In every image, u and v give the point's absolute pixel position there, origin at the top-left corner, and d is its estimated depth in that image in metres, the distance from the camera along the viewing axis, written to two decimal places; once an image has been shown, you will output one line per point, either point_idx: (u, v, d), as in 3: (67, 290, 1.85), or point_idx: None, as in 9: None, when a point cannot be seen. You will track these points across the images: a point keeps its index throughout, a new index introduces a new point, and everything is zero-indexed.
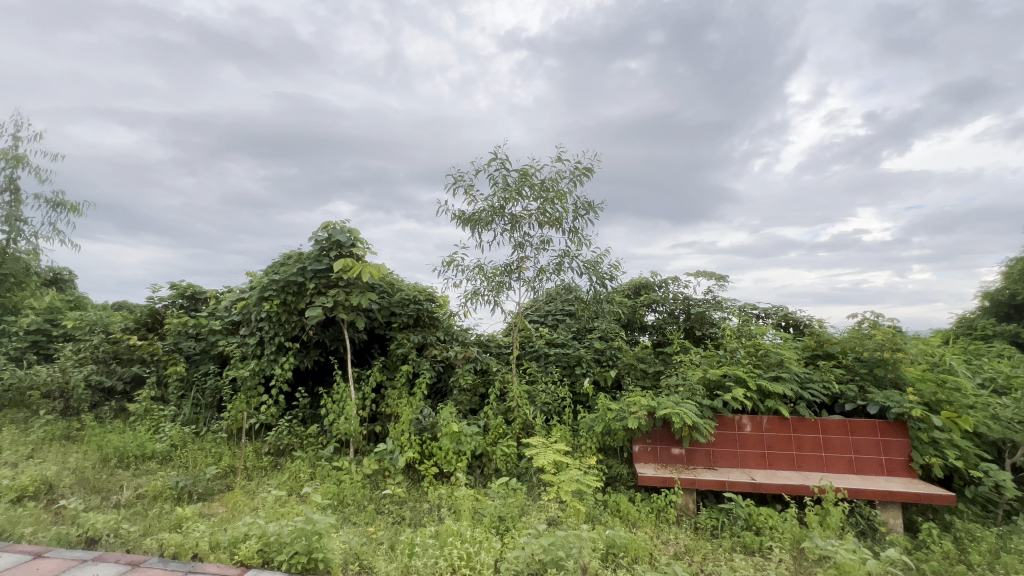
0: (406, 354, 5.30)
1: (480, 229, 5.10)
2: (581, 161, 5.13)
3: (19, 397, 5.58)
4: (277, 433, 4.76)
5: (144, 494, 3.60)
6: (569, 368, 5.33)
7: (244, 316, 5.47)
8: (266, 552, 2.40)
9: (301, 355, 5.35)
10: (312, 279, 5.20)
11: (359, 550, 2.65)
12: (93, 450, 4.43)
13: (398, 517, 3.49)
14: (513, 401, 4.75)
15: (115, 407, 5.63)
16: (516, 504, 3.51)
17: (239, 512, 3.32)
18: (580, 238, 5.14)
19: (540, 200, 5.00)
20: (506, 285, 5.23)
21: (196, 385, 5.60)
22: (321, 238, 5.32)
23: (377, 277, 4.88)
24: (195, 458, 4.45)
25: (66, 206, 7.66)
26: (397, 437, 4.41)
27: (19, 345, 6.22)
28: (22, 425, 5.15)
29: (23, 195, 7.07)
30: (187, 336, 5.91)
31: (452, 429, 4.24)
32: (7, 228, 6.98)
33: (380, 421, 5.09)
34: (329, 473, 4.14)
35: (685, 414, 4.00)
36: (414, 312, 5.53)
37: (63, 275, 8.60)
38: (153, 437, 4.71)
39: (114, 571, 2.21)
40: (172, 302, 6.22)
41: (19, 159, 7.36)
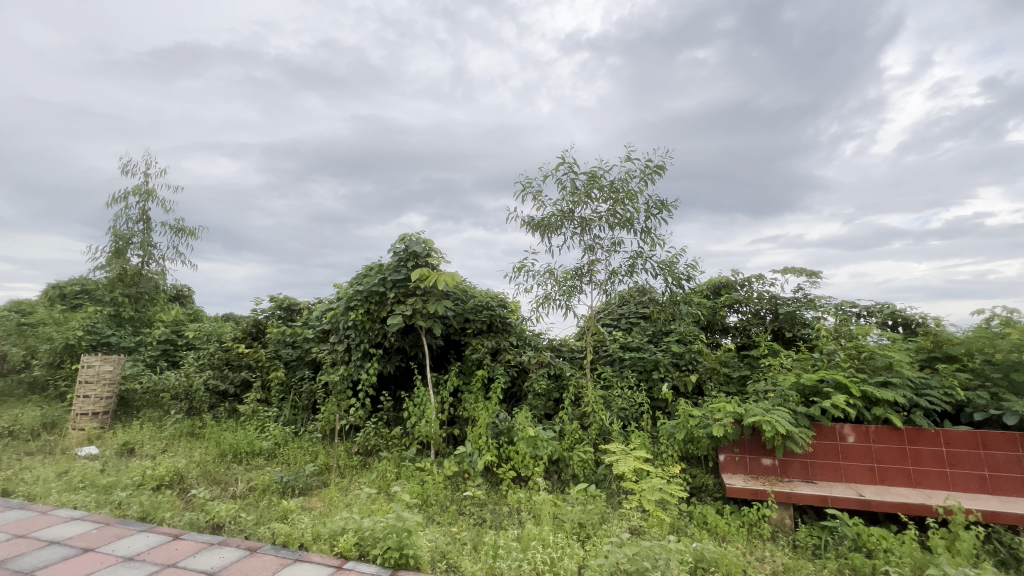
0: (481, 359, 5.45)
1: (550, 234, 5.12)
2: (652, 159, 4.98)
3: (155, 398, 6.44)
4: (365, 434, 5.08)
5: (255, 487, 4.00)
6: (645, 372, 5.17)
7: (333, 325, 5.90)
8: (362, 545, 2.56)
9: (384, 360, 5.67)
10: (392, 288, 5.50)
11: (444, 549, 2.75)
12: (212, 446, 5.00)
13: (479, 518, 3.58)
14: (588, 406, 4.71)
15: (229, 408, 6.30)
16: (596, 511, 3.46)
17: (334, 507, 3.58)
18: (653, 238, 4.98)
19: (610, 201, 4.92)
20: (578, 289, 5.19)
21: (294, 389, 6.15)
22: (398, 249, 5.63)
23: (452, 285, 5.06)
24: (295, 456, 4.87)
25: (186, 231, 8.77)
26: (475, 440, 4.53)
27: (152, 353, 7.19)
28: (158, 423, 5.92)
29: (153, 223, 8.20)
30: (285, 344, 6.58)
31: (528, 433, 4.26)
32: (142, 252, 8.13)
33: (458, 425, 5.25)
34: (413, 473, 4.34)
35: (777, 423, 3.72)
36: (487, 318, 5.70)
37: (184, 291, 9.85)
38: (260, 436, 5.21)
39: (236, 554, 2.48)
40: (272, 312, 6.90)
41: (149, 193, 8.55)
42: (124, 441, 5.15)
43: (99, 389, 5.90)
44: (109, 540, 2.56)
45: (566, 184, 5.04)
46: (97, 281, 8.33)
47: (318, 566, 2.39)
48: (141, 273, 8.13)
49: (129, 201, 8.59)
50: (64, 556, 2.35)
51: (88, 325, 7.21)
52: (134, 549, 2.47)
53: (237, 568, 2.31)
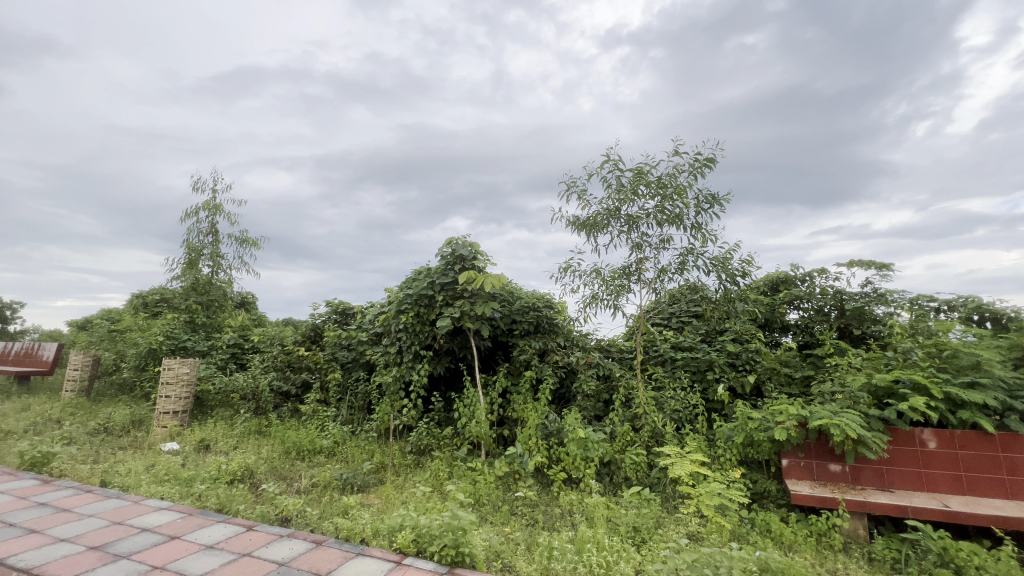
0: (529, 360, 5.45)
1: (597, 233, 5.05)
2: (701, 152, 4.82)
3: (226, 398, 6.91)
4: (418, 434, 5.22)
5: (318, 483, 4.20)
6: (699, 373, 4.99)
7: (385, 328, 6.11)
8: (420, 542, 2.63)
9: (434, 362, 5.79)
10: (440, 291, 5.62)
11: (498, 548, 2.77)
12: (278, 444, 5.30)
13: (532, 519, 3.59)
14: (639, 407, 4.60)
15: (291, 408, 6.63)
16: (650, 515, 3.37)
17: (391, 504, 3.70)
18: (704, 234, 4.81)
19: (658, 197, 4.80)
20: (626, 288, 5.10)
21: (350, 390, 6.41)
22: (446, 253, 5.75)
23: (498, 287, 5.10)
24: (353, 454, 5.07)
25: (249, 242, 9.37)
26: (526, 441, 4.54)
27: (223, 356, 7.72)
28: (229, 422, 6.35)
29: (220, 235, 8.82)
30: (341, 347, 6.86)
31: (578, 435, 4.22)
32: (212, 263, 8.77)
33: (508, 425, 5.29)
34: (465, 473, 4.41)
35: (848, 426, 3.48)
36: (534, 319, 5.72)
37: (248, 298, 10.52)
38: (320, 434, 5.47)
39: (304, 546, 2.61)
40: (328, 316, 7.24)
41: (216, 207, 9.20)
42: (200, 438, 5.56)
43: (178, 390, 6.39)
44: (192, 529, 2.77)
45: (612, 181, 4.96)
46: (174, 290, 9.06)
47: (378, 561, 2.48)
48: (211, 282, 8.77)
49: (199, 216, 9.29)
50: (154, 543, 2.57)
51: (168, 331, 7.86)
52: (214, 539, 2.66)
53: (306, 560, 2.44)
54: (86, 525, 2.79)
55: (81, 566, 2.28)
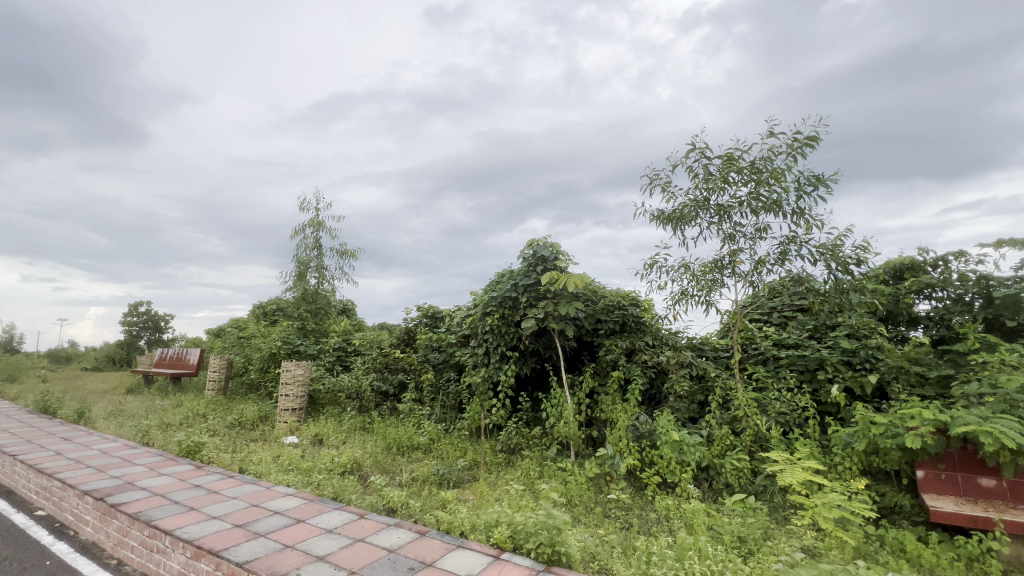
0: (616, 360, 5.34)
1: (684, 226, 4.82)
2: (800, 131, 4.40)
3: (335, 397, 7.61)
4: (508, 433, 5.35)
5: (417, 477, 4.47)
6: (808, 373, 4.54)
7: (472, 330, 6.33)
8: (516, 538, 2.69)
9: (520, 363, 5.89)
10: (524, 292, 5.70)
11: (594, 550, 2.75)
12: (381, 439, 5.72)
13: (627, 523, 3.51)
14: (739, 409, 4.30)
15: (390, 407, 7.12)
16: (757, 525, 3.14)
17: (486, 500, 3.83)
18: (808, 219, 4.39)
19: (752, 184, 4.46)
20: (719, 283, 4.80)
21: (442, 389, 6.72)
22: (527, 255, 5.82)
23: (582, 286, 5.05)
24: (448, 451, 5.32)
25: (348, 253, 10.23)
26: (616, 443, 4.44)
27: (330, 358, 8.50)
28: (339, 418, 6.98)
29: (323, 249, 9.73)
30: (433, 349, 7.23)
31: (672, 437, 4.04)
32: (318, 274, 9.70)
33: (597, 426, 5.22)
34: (556, 472, 4.43)
35: (1004, 433, 2.96)
36: (619, 318, 5.59)
37: (349, 306, 11.49)
38: (417, 431, 5.81)
39: (410, 536, 2.80)
40: (420, 320, 7.66)
41: (319, 223, 10.17)
42: (315, 433, 6.17)
43: (295, 389, 7.12)
44: (314, 514, 3.09)
45: (698, 171, 4.71)
46: (288, 300, 10.15)
47: (477, 554, 2.58)
48: (318, 291, 9.69)
49: (306, 233, 10.33)
50: (285, 524, 2.90)
51: (285, 337, 8.83)
52: (333, 524, 2.94)
53: (412, 549, 2.61)
54: (231, 505, 3.22)
55: (229, 541, 2.64)
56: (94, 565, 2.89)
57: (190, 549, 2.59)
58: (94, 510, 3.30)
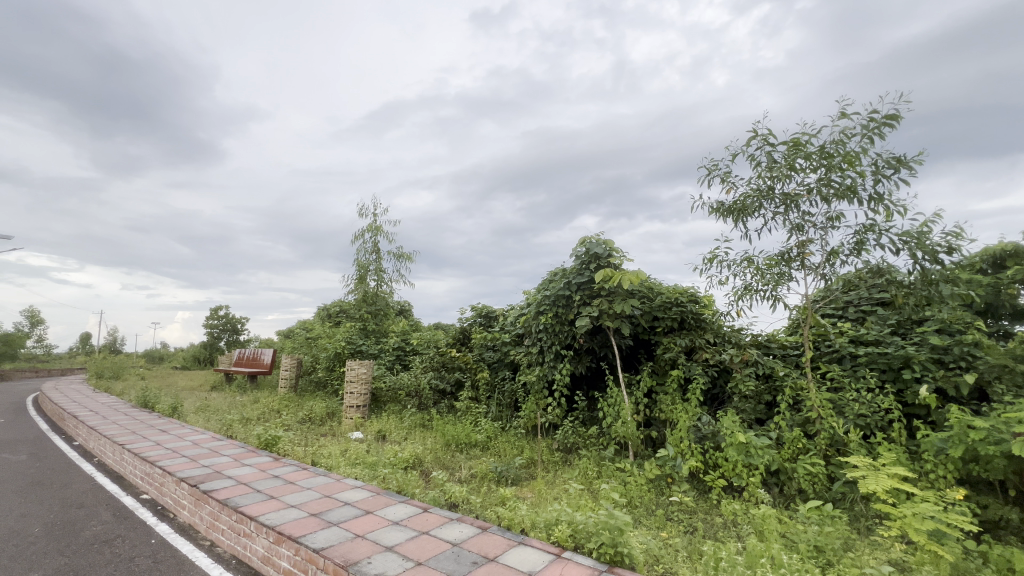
0: (675, 359, 5.18)
1: (746, 218, 4.59)
2: (878, 110, 4.06)
3: (395, 395, 7.91)
4: (565, 433, 5.34)
5: (476, 474, 4.57)
6: (891, 372, 4.18)
7: (526, 329, 6.36)
8: (577, 537, 2.68)
9: (575, 361, 5.84)
10: (577, 291, 5.65)
11: (657, 553, 2.69)
12: (440, 436, 5.89)
13: (691, 527, 3.40)
14: (812, 411, 4.04)
15: (448, 404, 7.30)
16: (837, 535, 2.92)
17: (544, 499, 3.85)
18: (888, 205, 4.04)
19: (821, 170, 4.17)
20: (787, 277, 4.53)
21: (498, 388, 6.81)
22: (580, 253, 5.77)
23: (637, 283, 4.93)
24: (505, 448, 5.39)
25: (404, 256, 10.61)
26: (677, 444, 4.30)
27: (390, 357, 8.84)
28: (400, 415, 7.26)
29: (381, 253, 10.15)
30: (487, 348, 7.33)
31: (738, 440, 3.85)
32: (377, 277, 10.12)
33: (656, 427, 5.10)
34: (614, 473, 4.37)
35: None
36: (677, 315, 5.39)
37: (406, 307, 11.90)
38: (475, 429, 5.93)
39: (472, 530, 2.87)
40: (474, 320, 7.81)
41: (377, 228, 10.61)
42: (379, 429, 6.45)
43: (358, 386, 7.46)
44: (381, 506, 3.24)
45: (761, 159, 4.46)
46: (350, 303, 10.67)
47: (539, 551, 2.60)
48: (377, 293, 10.11)
49: (365, 238, 10.82)
50: (355, 515, 3.06)
51: (348, 337, 9.29)
52: (399, 516, 3.07)
53: (475, 543, 2.67)
54: (307, 495, 3.45)
55: (306, 528, 2.82)
56: (192, 545, 3.19)
57: (272, 535, 2.80)
58: (189, 496, 3.65)
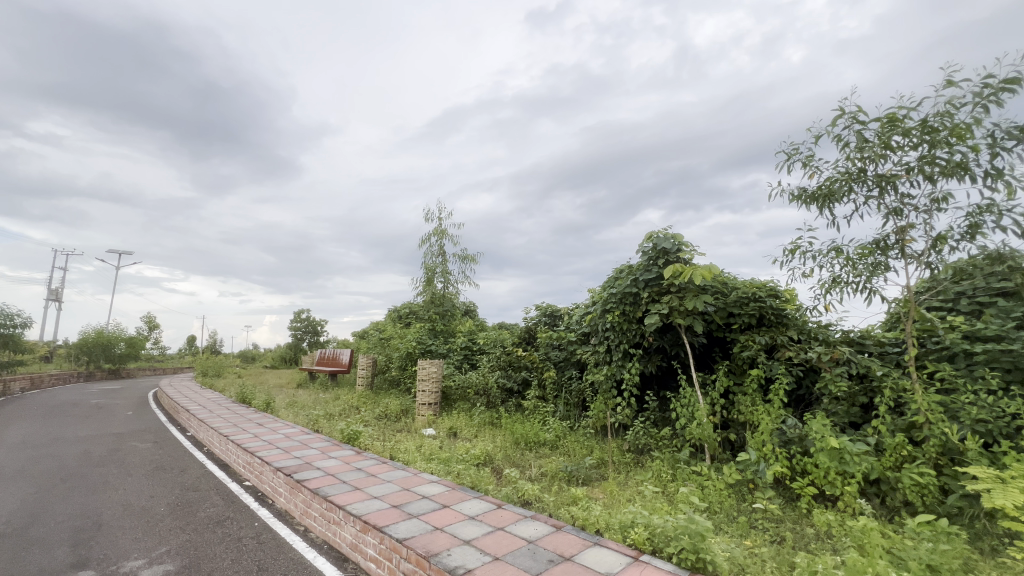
0: (754, 357, 4.87)
1: (833, 204, 4.22)
2: (993, 74, 3.58)
3: (464, 393, 8.13)
4: (635, 433, 5.21)
5: (546, 473, 4.58)
6: (1019, 371, 3.65)
7: (592, 327, 6.28)
8: (655, 541, 2.61)
9: (644, 360, 5.68)
10: (645, 287, 5.48)
11: (741, 562, 2.55)
12: (509, 434, 5.97)
13: (778, 537, 3.19)
14: (919, 415, 3.63)
15: (515, 403, 7.38)
16: (955, 554, 2.61)
17: (617, 500, 3.78)
18: (1010, 181, 3.54)
19: (923, 147, 3.75)
20: (883, 267, 4.11)
21: (565, 387, 6.78)
22: (647, 248, 5.60)
23: (710, 278, 4.69)
24: (575, 448, 5.35)
25: (468, 258, 10.88)
26: (759, 448, 4.04)
27: (458, 356, 9.10)
28: (470, 413, 7.46)
29: (447, 256, 10.49)
30: (553, 347, 7.32)
31: (830, 445, 3.55)
32: (443, 279, 10.47)
33: (734, 429, 4.83)
34: (690, 476, 4.20)
35: None
36: (755, 310, 5.05)
37: (471, 307, 12.21)
38: (543, 428, 5.94)
39: (546, 529, 2.88)
40: (539, 319, 7.84)
41: (442, 232, 10.96)
42: (450, 426, 6.66)
43: (429, 385, 7.75)
44: (457, 501, 3.34)
45: (849, 139, 4.09)
46: (419, 304, 11.13)
47: (615, 553, 2.56)
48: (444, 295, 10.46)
49: (431, 242, 11.23)
50: (433, 508, 3.19)
51: (419, 338, 9.68)
52: (475, 511, 3.15)
53: (550, 542, 2.68)
54: (388, 488, 3.64)
55: (389, 519, 2.99)
56: (288, 530, 3.49)
57: (359, 524, 2.99)
58: (284, 484, 3.98)
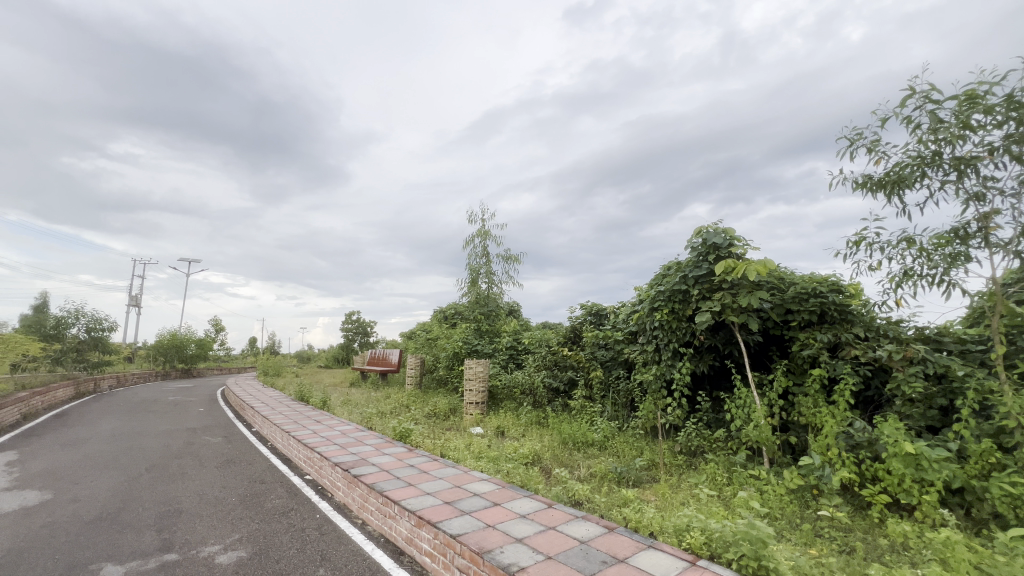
0: (815, 356, 4.61)
1: (904, 190, 3.92)
2: None
3: (511, 393, 8.18)
4: (687, 435, 5.06)
5: (595, 473, 4.54)
6: None
7: (640, 326, 6.16)
8: (712, 546, 2.54)
9: (695, 360, 5.51)
10: (695, 284, 5.31)
11: (807, 571, 2.43)
12: (556, 434, 5.96)
13: (846, 546, 3.02)
14: (1009, 419, 3.31)
15: (562, 403, 7.35)
16: None
17: (670, 503, 3.69)
18: None
19: (1009, 125, 3.42)
20: (964, 257, 3.77)
21: (612, 387, 6.68)
22: (696, 244, 5.43)
23: (765, 273, 4.48)
24: (624, 449, 5.27)
25: (512, 258, 10.94)
26: (823, 452, 3.83)
27: (503, 356, 9.16)
28: (517, 412, 7.51)
29: (490, 256, 10.59)
30: (599, 347, 7.23)
31: (904, 450, 3.30)
32: (487, 279, 10.58)
33: (795, 432, 4.60)
34: (748, 480, 4.03)
35: None
36: (816, 307, 4.77)
37: (515, 307, 12.26)
38: (590, 428, 5.89)
39: (598, 529, 2.86)
40: (584, 318, 7.76)
41: (485, 232, 11.09)
42: (497, 425, 6.72)
43: (476, 384, 7.85)
44: (508, 499, 3.38)
45: (921, 120, 3.79)
46: (464, 305, 11.29)
47: (671, 556, 2.50)
48: (488, 294, 10.58)
49: (475, 242, 11.38)
50: (484, 506, 3.23)
51: (465, 338, 9.82)
52: (525, 510, 3.16)
53: (603, 543, 2.66)
54: (439, 485, 3.73)
55: (442, 515, 3.06)
56: (347, 522, 3.65)
57: (413, 519, 3.08)
58: (342, 478, 4.17)
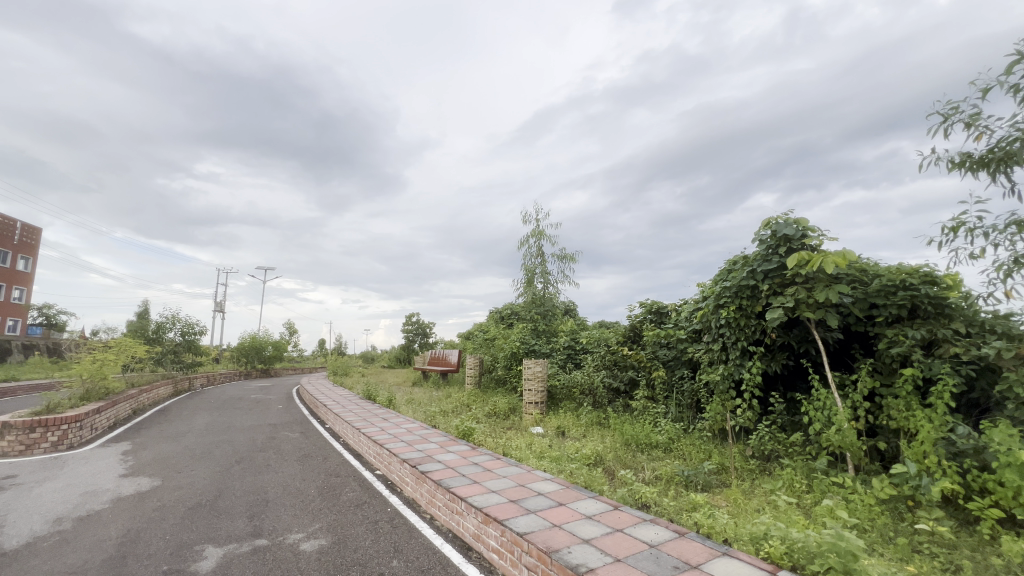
0: (906, 355, 4.21)
1: (1012, 168, 3.50)
2: None
3: (570, 393, 8.14)
4: (760, 438, 4.80)
5: (661, 476, 4.42)
6: None
7: (705, 324, 5.92)
8: (794, 557, 2.39)
9: (767, 359, 5.20)
10: (764, 279, 5.02)
11: None
12: (618, 435, 5.86)
13: (949, 565, 2.74)
14: None
15: (623, 403, 7.21)
16: None
17: (743, 510, 3.52)
18: None
19: None
20: None
21: (676, 387, 6.46)
22: (765, 237, 5.12)
23: (845, 265, 4.14)
24: (690, 451, 5.09)
25: (567, 257, 10.89)
26: (919, 459, 3.49)
27: (561, 356, 9.12)
28: (577, 412, 7.47)
29: (545, 256, 10.60)
30: (661, 345, 7.01)
31: (1020, 460, 2.93)
32: (542, 279, 10.60)
33: (884, 437, 4.22)
34: (830, 489, 3.76)
35: None
36: (906, 300, 4.35)
37: (571, 307, 12.18)
38: (654, 430, 5.75)
39: (668, 534, 2.78)
40: (645, 317, 7.55)
41: (540, 232, 11.11)
42: (558, 425, 6.71)
43: (535, 384, 7.87)
44: (572, 500, 3.36)
45: None
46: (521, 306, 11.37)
47: (749, 566, 2.38)
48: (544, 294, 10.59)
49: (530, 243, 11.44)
50: (549, 505, 3.24)
51: (522, 338, 9.88)
52: (591, 511, 3.14)
53: (674, 548, 2.58)
54: (503, 483, 3.78)
55: (508, 512, 3.10)
56: (416, 517, 3.79)
57: (480, 515, 3.15)
58: (410, 474, 4.33)
